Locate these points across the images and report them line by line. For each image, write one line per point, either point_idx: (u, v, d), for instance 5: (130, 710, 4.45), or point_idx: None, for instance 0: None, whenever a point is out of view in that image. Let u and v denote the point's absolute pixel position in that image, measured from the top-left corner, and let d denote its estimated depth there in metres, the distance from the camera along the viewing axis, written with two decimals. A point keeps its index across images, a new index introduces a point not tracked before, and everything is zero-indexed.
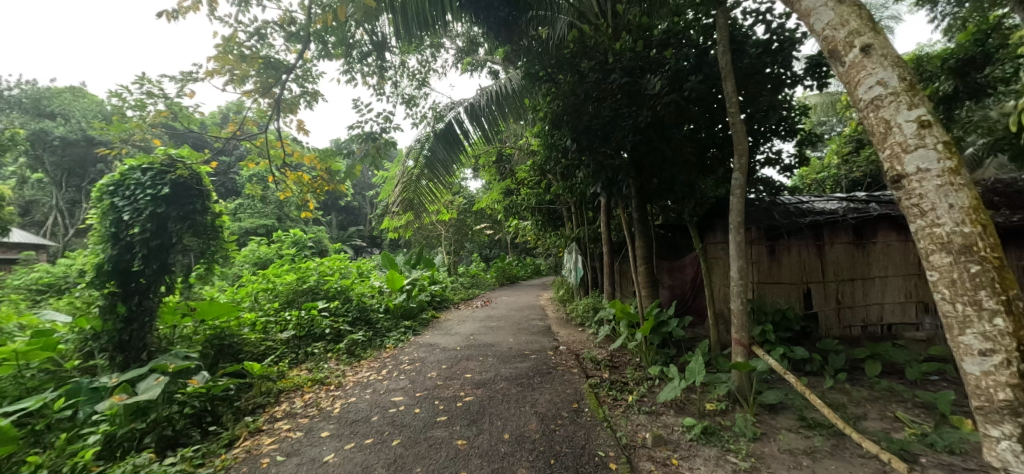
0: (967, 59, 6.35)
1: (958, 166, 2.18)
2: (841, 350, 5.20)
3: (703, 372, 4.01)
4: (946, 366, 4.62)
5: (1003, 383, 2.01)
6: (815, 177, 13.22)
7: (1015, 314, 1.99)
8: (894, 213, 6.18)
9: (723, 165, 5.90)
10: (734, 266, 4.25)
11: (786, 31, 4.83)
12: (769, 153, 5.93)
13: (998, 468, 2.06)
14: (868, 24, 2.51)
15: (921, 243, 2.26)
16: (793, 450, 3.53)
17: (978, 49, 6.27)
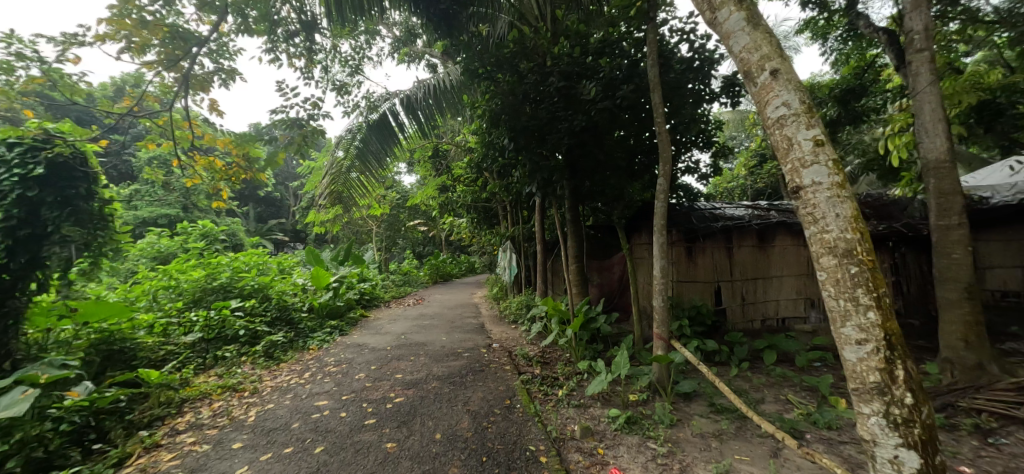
0: (849, 89, 7.35)
1: (843, 181, 2.53)
2: (744, 342, 5.79)
3: (628, 365, 4.25)
4: (826, 354, 5.33)
5: (873, 367, 2.36)
6: (726, 186, 14.58)
7: (882, 308, 2.35)
8: (789, 220, 7.01)
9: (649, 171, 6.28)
10: (657, 266, 4.55)
11: (706, 51, 5.28)
12: (689, 162, 6.43)
13: (867, 440, 2.42)
14: (777, 51, 2.81)
15: (813, 247, 2.58)
16: (704, 434, 3.87)
17: (857, 82, 7.31)
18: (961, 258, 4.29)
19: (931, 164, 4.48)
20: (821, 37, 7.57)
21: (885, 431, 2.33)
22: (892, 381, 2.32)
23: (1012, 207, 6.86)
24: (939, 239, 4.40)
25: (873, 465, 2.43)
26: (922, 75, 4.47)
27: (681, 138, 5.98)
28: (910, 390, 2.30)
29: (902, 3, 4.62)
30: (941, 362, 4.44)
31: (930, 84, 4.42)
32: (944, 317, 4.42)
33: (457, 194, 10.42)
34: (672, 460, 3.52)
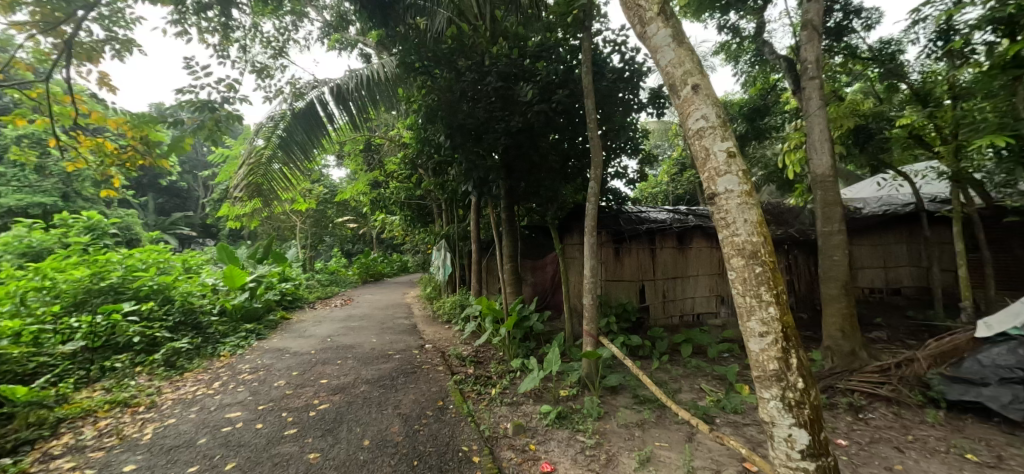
0: (755, 108, 8.29)
1: (751, 189, 2.81)
2: (664, 337, 6.23)
3: (559, 362, 4.38)
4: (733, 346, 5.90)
5: (773, 356, 2.64)
6: (651, 191, 15.57)
7: (781, 303, 2.64)
8: (704, 224, 7.65)
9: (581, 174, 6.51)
10: (587, 266, 4.74)
11: (635, 63, 5.60)
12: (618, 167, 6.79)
13: (767, 421, 2.71)
14: (698, 68, 3.06)
15: (725, 249, 2.84)
16: (628, 424, 4.11)
17: (761, 102, 8.26)
18: (840, 259, 4.97)
19: (818, 177, 5.14)
20: (733, 59, 8.31)
21: (782, 412, 2.63)
22: (788, 368, 2.62)
23: (877, 217, 8.09)
24: (823, 243, 5.07)
25: (771, 444, 2.72)
26: (812, 100, 5.12)
27: (612, 144, 6.28)
28: (802, 376, 2.61)
29: (799, 35, 5.25)
30: (824, 350, 5.11)
31: (819, 108, 5.07)
32: (826, 310, 5.10)
33: (390, 190, 10.07)
34: (600, 451, 3.69)
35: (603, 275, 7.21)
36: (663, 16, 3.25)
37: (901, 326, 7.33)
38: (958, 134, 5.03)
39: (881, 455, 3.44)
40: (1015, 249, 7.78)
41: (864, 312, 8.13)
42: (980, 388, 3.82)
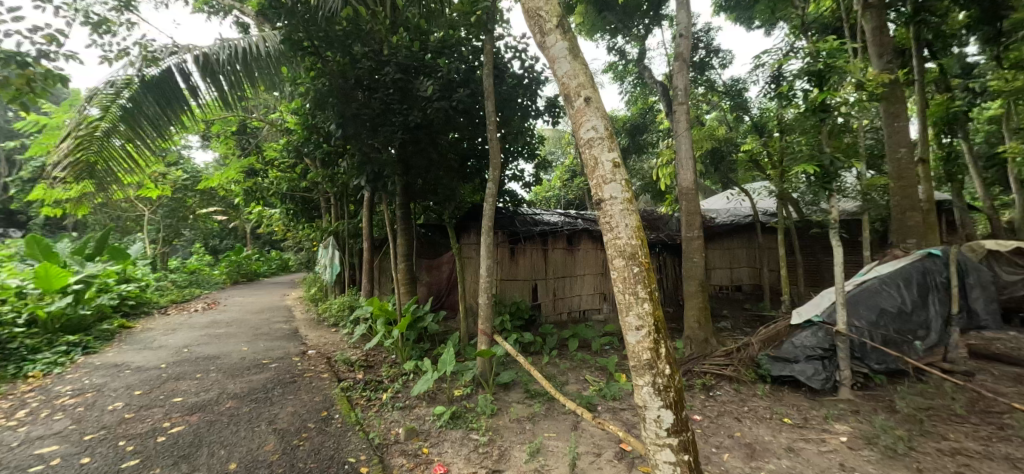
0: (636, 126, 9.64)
1: (632, 197, 3.10)
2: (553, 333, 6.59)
3: (454, 361, 4.36)
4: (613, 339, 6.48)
5: (646, 347, 2.92)
6: (545, 194, 16.42)
7: (654, 299, 2.94)
8: (590, 228, 8.24)
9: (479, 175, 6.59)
10: (483, 266, 4.80)
11: (533, 72, 5.83)
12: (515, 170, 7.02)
13: (640, 405, 2.98)
14: (590, 82, 3.30)
15: (609, 250, 3.09)
16: (520, 418, 4.27)
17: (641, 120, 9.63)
18: (698, 261, 5.80)
19: (684, 190, 5.93)
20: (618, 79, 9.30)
21: (652, 397, 2.91)
22: (658, 356, 2.90)
23: (725, 225, 9.61)
24: (686, 247, 5.85)
25: (644, 426, 2.98)
26: (681, 122, 5.87)
27: (510, 148, 6.47)
28: (670, 364, 2.92)
29: (673, 64, 5.97)
30: (685, 340, 5.90)
31: (686, 130, 5.82)
32: (687, 305, 5.89)
33: (269, 180, 9.02)
34: (492, 447, 3.76)
35: (498, 275, 7.39)
36: (561, 29, 3.44)
37: (740, 317, 8.80)
38: (782, 161, 6.21)
39: (725, 426, 4.10)
40: (817, 254, 9.87)
41: (714, 306, 9.59)
42: (792, 364, 4.77)
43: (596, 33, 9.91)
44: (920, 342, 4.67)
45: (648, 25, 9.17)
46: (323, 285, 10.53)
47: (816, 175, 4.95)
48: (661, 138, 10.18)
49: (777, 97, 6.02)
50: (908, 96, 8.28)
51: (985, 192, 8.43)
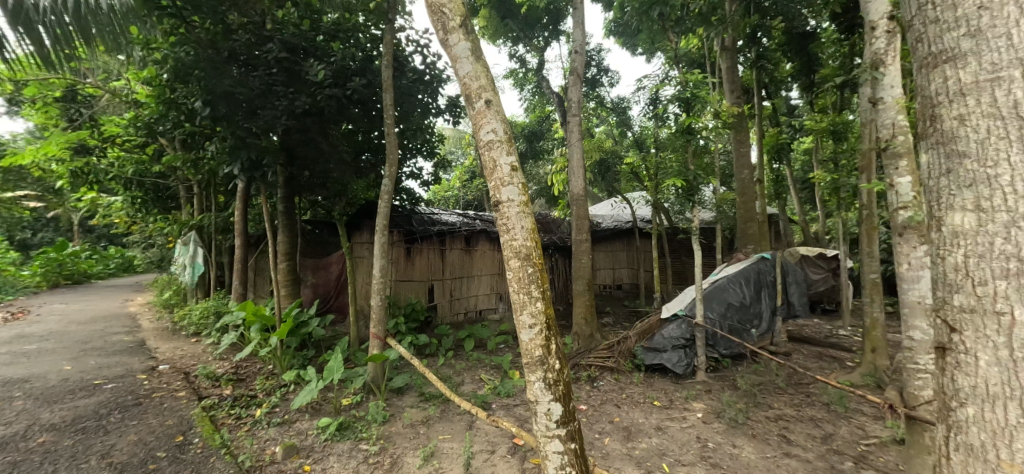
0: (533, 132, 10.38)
1: (528, 201, 3.11)
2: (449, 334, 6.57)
3: (342, 369, 4.08)
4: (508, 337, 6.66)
5: (538, 344, 2.91)
6: (443, 194, 16.33)
7: (546, 298, 2.96)
8: (488, 228, 8.43)
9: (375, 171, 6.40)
10: (376, 267, 4.59)
11: (435, 69, 5.86)
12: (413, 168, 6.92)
13: (532, 401, 2.94)
14: (492, 85, 3.29)
15: (505, 251, 3.05)
16: (413, 423, 4.16)
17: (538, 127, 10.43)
18: (586, 262, 6.27)
19: (575, 196, 6.35)
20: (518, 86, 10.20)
21: (543, 391, 2.88)
22: (550, 352, 2.91)
23: (608, 229, 10.56)
24: (576, 249, 6.28)
25: (535, 419, 2.96)
26: (574, 133, 6.29)
27: (408, 145, 6.37)
28: (560, 359, 2.95)
29: (568, 77, 6.37)
30: (574, 336, 6.31)
31: (578, 140, 6.25)
32: (575, 303, 6.32)
33: (108, 161, 7.48)
34: (384, 456, 3.59)
35: (393, 275, 7.15)
36: (464, 30, 3.39)
37: (620, 313, 9.74)
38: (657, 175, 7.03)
39: (606, 413, 4.49)
40: (680, 256, 11.38)
41: (598, 303, 10.46)
42: (661, 353, 5.41)
43: (499, 39, 10.06)
44: (755, 330, 5.64)
45: (548, 38, 9.77)
46: (181, 287, 9.05)
47: (683, 188, 5.69)
48: (556, 145, 10.83)
49: (654, 117, 6.83)
50: (750, 127, 10.02)
51: (799, 208, 10.58)
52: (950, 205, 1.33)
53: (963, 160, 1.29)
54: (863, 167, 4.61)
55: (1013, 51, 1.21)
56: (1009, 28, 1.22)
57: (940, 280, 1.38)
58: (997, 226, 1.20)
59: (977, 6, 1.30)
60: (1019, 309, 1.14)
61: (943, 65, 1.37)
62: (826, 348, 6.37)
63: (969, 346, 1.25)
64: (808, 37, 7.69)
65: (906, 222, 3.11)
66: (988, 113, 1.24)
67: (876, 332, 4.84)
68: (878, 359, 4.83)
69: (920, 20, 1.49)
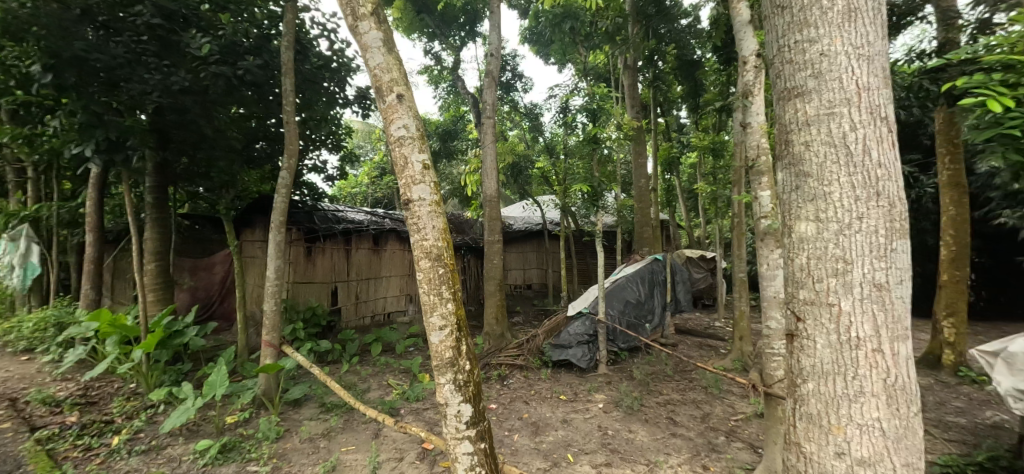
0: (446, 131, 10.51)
1: (440, 200, 2.87)
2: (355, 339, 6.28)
3: (225, 384, 3.72)
4: (418, 340, 6.52)
5: (448, 346, 2.68)
6: (351, 191, 15.52)
7: (456, 298, 2.77)
8: (398, 228, 8.40)
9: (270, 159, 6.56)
10: (272, 265, 4.55)
11: (339, 57, 6.14)
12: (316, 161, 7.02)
13: (441, 404, 2.69)
14: (404, 80, 3.00)
15: (415, 251, 2.80)
16: (312, 436, 3.87)
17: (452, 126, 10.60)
18: (497, 263, 6.35)
19: (488, 197, 6.43)
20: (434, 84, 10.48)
21: (453, 393, 2.67)
22: (460, 353, 2.71)
23: (519, 231, 10.87)
24: (488, 250, 6.35)
25: (444, 421, 2.72)
26: (488, 134, 6.37)
27: (311, 135, 6.53)
28: (470, 359, 2.75)
29: (483, 79, 6.42)
30: (485, 336, 6.38)
31: (492, 142, 6.34)
32: (487, 303, 6.41)
33: None
34: None
35: (291, 277, 6.85)
36: (376, 19, 3.07)
37: (530, 312, 10.09)
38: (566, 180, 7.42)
39: (516, 409, 4.61)
40: (585, 257, 12.13)
41: (509, 303, 10.70)
42: (567, 349, 5.70)
43: (414, 33, 9.73)
44: (649, 324, 6.21)
45: (464, 38, 9.75)
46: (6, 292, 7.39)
47: (589, 194, 6.06)
48: (469, 146, 11.05)
49: (564, 125, 7.21)
50: (647, 140, 11.04)
51: (685, 215, 11.89)
52: (797, 216, 1.55)
53: (807, 179, 1.52)
54: (736, 181, 5.37)
55: (842, 93, 1.46)
56: (840, 74, 1.47)
57: (788, 278, 1.60)
58: (830, 234, 1.45)
59: (820, 51, 1.50)
60: (846, 301, 1.40)
61: (794, 98, 1.57)
62: (705, 338, 7.29)
63: (810, 332, 1.48)
64: (694, 65, 8.81)
65: (766, 230, 3.52)
66: (826, 141, 1.47)
67: (743, 322, 5.65)
68: (744, 346, 5.63)
69: (775, 57, 1.67)
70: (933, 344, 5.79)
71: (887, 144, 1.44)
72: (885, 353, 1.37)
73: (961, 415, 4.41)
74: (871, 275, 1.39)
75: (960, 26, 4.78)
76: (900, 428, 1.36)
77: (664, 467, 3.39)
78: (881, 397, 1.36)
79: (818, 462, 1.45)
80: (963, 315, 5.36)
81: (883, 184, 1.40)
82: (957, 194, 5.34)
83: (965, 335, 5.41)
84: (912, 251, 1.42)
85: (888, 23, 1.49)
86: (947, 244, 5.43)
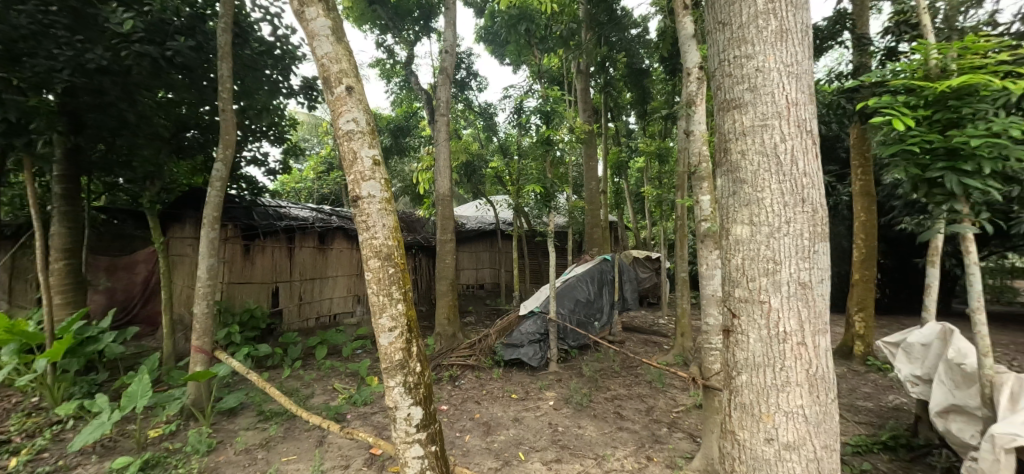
0: (398, 127, 10.35)
1: (391, 197, 2.68)
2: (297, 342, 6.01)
3: (147, 394, 3.45)
4: (366, 342, 6.32)
5: (398, 348, 2.53)
6: (295, 186, 14.75)
7: (408, 299, 2.61)
8: (346, 226, 8.12)
9: (202, 148, 6.21)
10: (203, 265, 4.32)
11: (283, 43, 5.84)
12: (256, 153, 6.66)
13: (390, 408, 2.53)
14: (354, 71, 2.77)
15: (362, 251, 2.58)
16: (249, 448, 3.66)
17: (405, 122, 10.47)
18: (449, 262, 6.30)
19: (441, 196, 6.35)
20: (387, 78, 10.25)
21: (403, 396, 2.52)
22: (410, 356, 2.56)
23: (472, 230, 10.82)
24: (440, 249, 6.27)
25: (393, 424, 2.57)
26: (441, 132, 6.30)
27: (249, 126, 6.27)
28: (422, 360, 2.62)
29: (437, 76, 6.33)
30: (436, 336, 6.32)
31: (446, 140, 6.27)
32: (438, 303, 6.36)
33: None
34: None
35: (227, 277, 6.44)
36: (323, 3, 2.81)
37: (482, 311, 10.10)
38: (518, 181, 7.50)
39: (467, 410, 4.58)
40: (537, 257, 12.30)
41: (461, 302, 10.61)
42: (519, 348, 5.77)
43: (365, 24, 9.39)
44: (597, 322, 6.41)
45: (418, 33, 9.62)
46: None
47: (541, 194, 6.16)
48: (422, 143, 11.00)
49: (518, 126, 7.29)
50: (598, 144, 11.40)
51: (632, 217, 12.38)
52: (733, 219, 1.64)
53: (743, 185, 1.61)
54: (679, 186, 5.68)
55: (774, 107, 1.58)
56: (772, 89, 1.58)
57: (724, 277, 1.70)
58: (763, 236, 1.55)
59: (755, 67, 1.60)
60: (775, 298, 1.51)
61: (732, 109, 1.67)
62: (650, 334, 7.64)
63: (744, 327, 1.58)
64: (643, 73, 9.22)
65: (705, 232, 3.74)
66: (760, 151, 1.58)
67: (684, 319, 5.97)
68: (685, 342, 5.96)
69: (716, 70, 1.76)
70: (847, 336, 6.42)
71: (811, 156, 1.58)
72: (808, 346, 1.50)
73: (869, 400, 4.93)
74: (796, 274, 1.51)
75: (871, 52, 5.35)
76: (819, 413, 1.50)
77: (610, 460, 3.51)
78: (804, 386, 1.49)
79: (750, 448, 1.54)
80: (871, 310, 6.00)
81: (807, 191, 1.54)
82: (867, 202, 5.96)
83: (873, 328, 6.06)
84: (830, 253, 1.57)
85: (813, 46, 1.63)
86: (858, 246, 6.05)
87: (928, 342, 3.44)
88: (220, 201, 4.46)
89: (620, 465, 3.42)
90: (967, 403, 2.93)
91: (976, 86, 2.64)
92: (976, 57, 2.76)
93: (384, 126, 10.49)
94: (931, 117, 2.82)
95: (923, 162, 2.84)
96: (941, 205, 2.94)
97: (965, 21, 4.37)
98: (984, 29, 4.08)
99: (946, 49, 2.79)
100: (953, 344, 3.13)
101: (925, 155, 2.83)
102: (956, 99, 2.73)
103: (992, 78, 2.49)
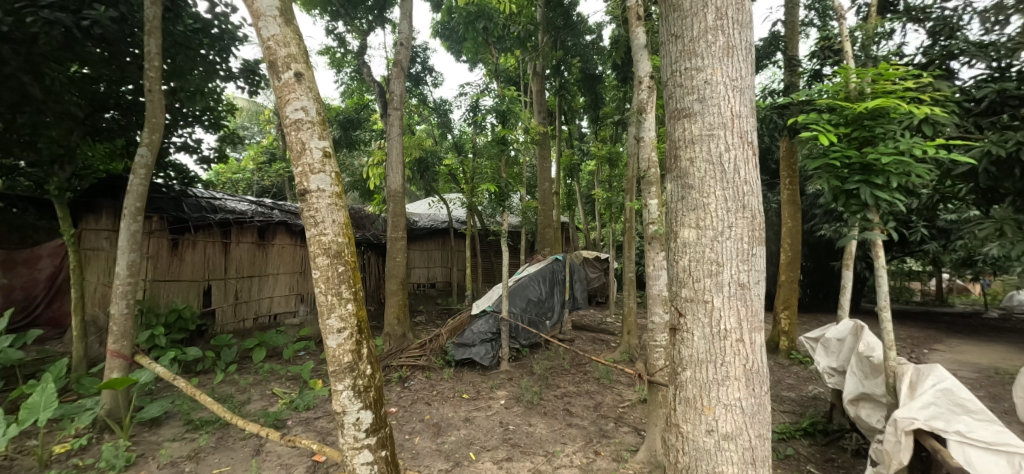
0: (348, 119, 9.91)
1: (341, 192, 2.54)
2: (232, 344, 5.64)
3: (52, 406, 3.14)
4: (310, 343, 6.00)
5: (347, 349, 2.40)
6: (231, 175, 13.77)
7: (357, 298, 2.50)
8: (288, 221, 7.70)
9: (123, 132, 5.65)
10: (123, 261, 3.94)
11: (222, 21, 5.42)
12: (187, 139, 6.13)
13: (338, 413, 2.41)
14: (304, 56, 2.56)
15: (310, 248, 2.43)
16: (175, 461, 3.39)
17: (356, 113, 10.07)
18: (400, 260, 6.11)
19: (392, 192, 6.20)
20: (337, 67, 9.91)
21: (352, 400, 2.39)
22: (360, 358, 2.45)
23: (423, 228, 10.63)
24: (391, 247, 6.08)
25: (340, 430, 2.44)
26: (394, 127, 6.14)
27: (180, 109, 5.83)
28: (371, 362, 2.50)
29: (390, 68, 6.13)
30: (385, 337, 6.16)
31: (399, 135, 6.10)
32: (388, 302, 6.20)
33: None
34: None
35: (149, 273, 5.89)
36: None
37: (432, 311, 9.94)
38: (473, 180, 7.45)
39: (416, 412, 4.50)
40: (489, 257, 12.31)
41: (411, 302, 10.35)
42: (471, 348, 5.73)
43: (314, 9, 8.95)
44: (548, 321, 6.54)
45: (371, 22, 9.28)
46: None
47: (496, 194, 6.17)
48: (373, 137, 10.65)
49: (473, 124, 7.24)
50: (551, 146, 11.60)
51: (583, 219, 12.70)
52: (681, 223, 1.73)
53: (690, 190, 1.70)
54: (628, 190, 5.91)
55: (718, 118, 1.67)
56: (718, 101, 1.67)
57: (671, 278, 1.79)
58: (707, 239, 1.64)
59: (704, 80, 1.70)
60: (718, 297, 1.61)
61: (682, 117, 1.75)
62: (598, 332, 7.89)
63: (689, 325, 1.67)
64: (596, 79, 9.51)
65: (653, 235, 3.89)
66: (706, 159, 1.67)
67: (631, 318, 6.20)
68: (632, 340, 6.20)
69: (668, 80, 1.83)
70: (774, 333, 6.99)
71: (751, 166, 1.69)
72: (745, 342, 1.60)
73: (792, 391, 5.41)
74: (735, 275, 1.61)
75: (800, 73, 5.85)
76: (754, 405, 1.60)
77: (560, 456, 3.58)
78: (742, 380, 1.59)
79: (693, 440, 1.63)
80: (794, 309, 6.58)
81: (747, 198, 1.65)
82: (793, 209, 6.51)
83: (796, 325, 6.65)
84: (766, 256, 1.69)
85: (755, 63, 1.74)
86: (785, 250, 6.60)
87: (843, 337, 3.82)
88: (145, 189, 4.07)
89: (569, 461, 3.50)
90: (874, 391, 3.29)
91: (888, 109, 2.96)
92: (888, 83, 3.09)
93: (333, 118, 10.05)
94: (851, 135, 3.14)
95: (842, 175, 3.15)
96: (856, 215, 3.26)
97: (879, 50, 4.88)
98: (894, 58, 4.59)
99: (864, 75, 3.11)
100: (863, 339, 3.54)
101: (844, 169, 3.13)
102: (871, 119, 3.05)
103: (899, 102, 2.81)
